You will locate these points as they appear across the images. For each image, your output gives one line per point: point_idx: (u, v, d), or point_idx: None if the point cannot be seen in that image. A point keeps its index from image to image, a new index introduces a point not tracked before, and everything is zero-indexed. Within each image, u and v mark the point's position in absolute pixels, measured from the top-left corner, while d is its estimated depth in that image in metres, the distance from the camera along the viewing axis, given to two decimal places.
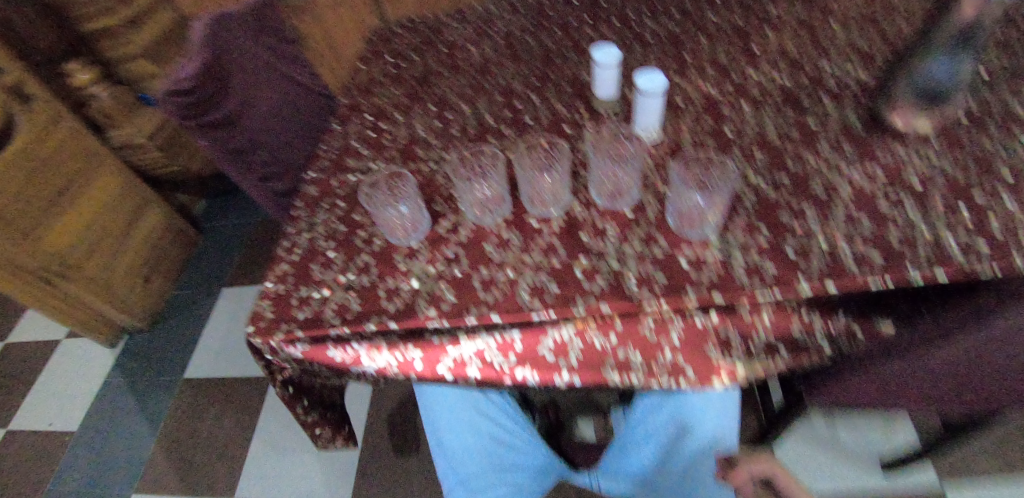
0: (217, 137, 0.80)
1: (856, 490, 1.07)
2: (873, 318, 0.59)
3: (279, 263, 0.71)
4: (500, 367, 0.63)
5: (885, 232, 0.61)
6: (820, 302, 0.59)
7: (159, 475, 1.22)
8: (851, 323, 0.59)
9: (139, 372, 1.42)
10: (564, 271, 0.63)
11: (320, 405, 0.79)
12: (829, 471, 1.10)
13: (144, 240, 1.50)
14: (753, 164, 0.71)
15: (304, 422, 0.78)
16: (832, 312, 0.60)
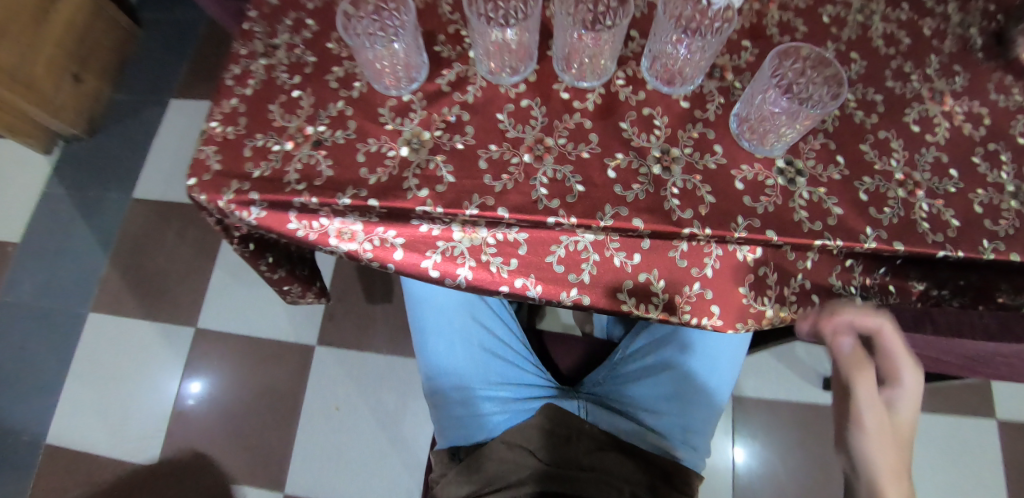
0: None
1: (797, 401, 1.15)
2: (912, 279, 0.55)
3: (228, 97, 0.54)
4: (497, 271, 0.53)
5: (969, 194, 0.52)
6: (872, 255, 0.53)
7: (109, 294, 1.09)
8: (888, 280, 0.55)
9: (69, 174, 1.16)
10: (594, 169, 0.50)
11: (290, 261, 0.66)
12: (779, 378, 1.16)
13: (69, 23, 1.06)
14: (846, 70, 0.57)
15: (271, 280, 0.66)
16: (872, 268, 0.55)
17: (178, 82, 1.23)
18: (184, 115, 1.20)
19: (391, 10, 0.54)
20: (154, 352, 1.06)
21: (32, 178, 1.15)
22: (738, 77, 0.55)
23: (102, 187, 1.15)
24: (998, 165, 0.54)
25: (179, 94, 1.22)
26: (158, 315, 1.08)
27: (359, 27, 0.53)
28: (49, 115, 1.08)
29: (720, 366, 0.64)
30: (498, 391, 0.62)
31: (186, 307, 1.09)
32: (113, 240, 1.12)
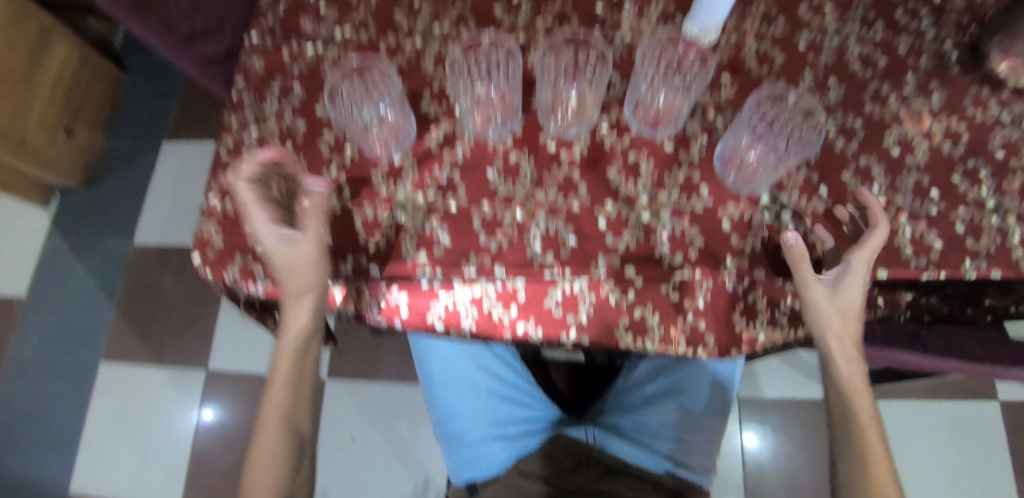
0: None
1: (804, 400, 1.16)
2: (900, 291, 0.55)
3: (223, 170, 0.56)
4: (499, 320, 0.54)
5: (950, 214, 0.54)
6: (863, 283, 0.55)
7: (119, 343, 1.10)
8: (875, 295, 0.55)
9: (73, 225, 1.17)
10: (584, 220, 0.53)
11: None
12: (784, 375, 1.17)
13: (57, 80, 1.06)
14: (824, 97, 0.58)
15: None
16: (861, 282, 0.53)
17: (170, 125, 1.24)
18: (180, 158, 1.22)
19: (373, 82, 0.57)
20: (169, 399, 1.06)
21: (35, 232, 1.16)
22: (720, 113, 0.57)
23: (102, 234, 1.17)
24: (978, 182, 0.55)
25: (172, 137, 1.23)
26: (168, 361, 1.08)
27: (347, 102, 0.56)
28: (46, 169, 1.09)
29: (719, 390, 0.65)
30: (508, 431, 0.64)
31: (195, 349, 1.09)
32: (119, 289, 1.13)
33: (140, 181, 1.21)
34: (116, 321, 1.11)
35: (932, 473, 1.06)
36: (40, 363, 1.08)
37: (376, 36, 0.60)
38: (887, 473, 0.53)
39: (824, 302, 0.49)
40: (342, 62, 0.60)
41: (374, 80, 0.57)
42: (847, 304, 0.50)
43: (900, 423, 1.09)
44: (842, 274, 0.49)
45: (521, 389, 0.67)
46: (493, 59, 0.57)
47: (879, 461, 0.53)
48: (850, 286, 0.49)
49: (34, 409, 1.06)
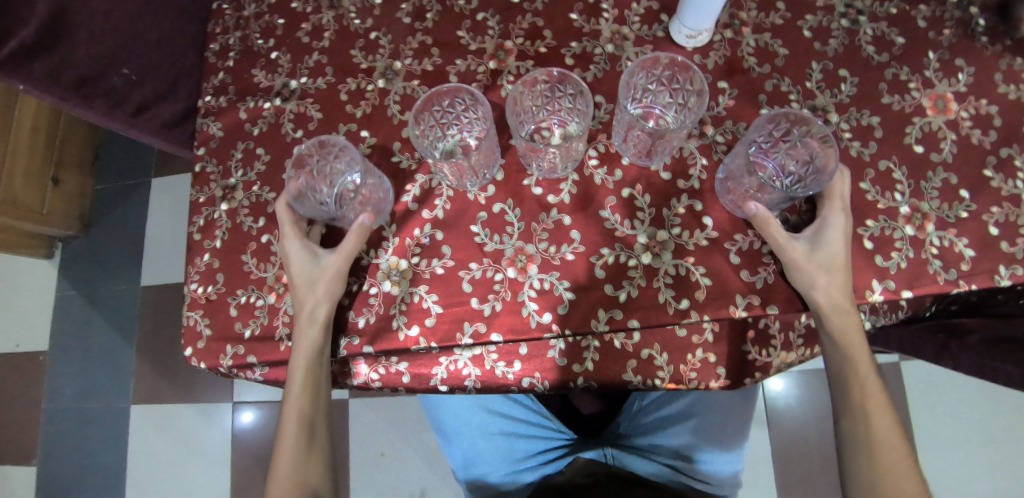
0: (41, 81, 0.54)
1: None
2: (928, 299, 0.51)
3: (200, 253, 0.55)
4: (503, 375, 0.52)
5: (982, 216, 0.48)
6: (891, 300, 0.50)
7: (146, 384, 1.12)
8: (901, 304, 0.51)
9: (81, 273, 1.18)
10: (578, 269, 0.49)
11: None
12: None
13: (33, 132, 1.02)
14: (834, 93, 0.51)
15: None
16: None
17: (155, 158, 1.21)
18: (172, 192, 1.20)
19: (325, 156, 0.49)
20: (201, 430, 1.10)
21: (46, 284, 1.18)
22: (718, 128, 0.51)
23: (110, 278, 1.17)
24: (1014, 173, 0.48)
25: (159, 172, 1.21)
26: (196, 396, 1.11)
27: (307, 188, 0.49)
28: (39, 223, 1.09)
29: (732, 407, 0.62)
30: (524, 466, 0.62)
31: (219, 383, 1.11)
32: (135, 331, 1.15)
33: (137, 220, 1.20)
34: (138, 364, 1.13)
35: (969, 433, 1.01)
36: (74, 410, 1.12)
37: (335, 81, 0.56)
38: (892, 439, 0.49)
39: (800, 260, 0.46)
40: (305, 118, 0.56)
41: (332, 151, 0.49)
42: (831, 258, 0.46)
43: (932, 385, 1.03)
44: (821, 228, 0.47)
45: (534, 422, 0.64)
46: (456, 104, 0.50)
47: (881, 421, 0.49)
48: (830, 240, 0.46)
49: (78, 454, 1.11)
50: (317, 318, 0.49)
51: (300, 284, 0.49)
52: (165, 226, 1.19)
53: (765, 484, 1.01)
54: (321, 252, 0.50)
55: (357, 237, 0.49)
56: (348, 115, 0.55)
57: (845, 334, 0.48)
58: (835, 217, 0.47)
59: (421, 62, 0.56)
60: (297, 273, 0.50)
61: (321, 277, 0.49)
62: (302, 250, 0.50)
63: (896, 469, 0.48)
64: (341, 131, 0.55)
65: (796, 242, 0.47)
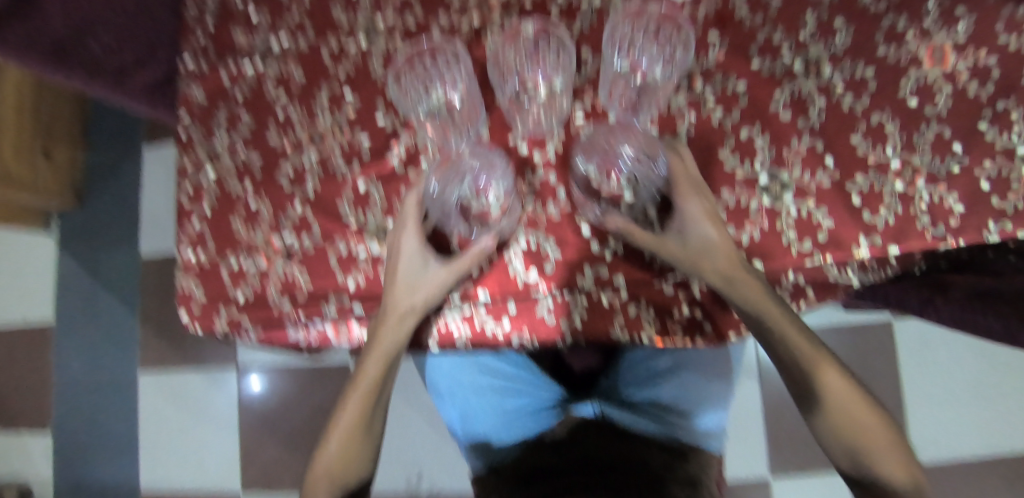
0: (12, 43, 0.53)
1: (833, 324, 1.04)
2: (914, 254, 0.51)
3: (189, 219, 0.55)
4: (493, 333, 0.52)
5: (974, 170, 0.47)
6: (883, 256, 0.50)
7: (151, 353, 1.14)
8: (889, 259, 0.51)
9: (80, 246, 1.19)
10: (564, 227, 0.50)
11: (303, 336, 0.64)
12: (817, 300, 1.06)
13: (19, 107, 0.99)
14: (828, 45, 0.50)
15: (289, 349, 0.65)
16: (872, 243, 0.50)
17: (145, 127, 1.19)
18: (164, 161, 1.18)
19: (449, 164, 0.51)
20: (207, 396, 1.13)
21: (46, 256, 1.19)
22: (708, 82, 0.50)
23: (109, 250, 1.18)
24: (1009, 126, 0.47)
25: (150, 141, 1.19)
26: (200, 362, 1.12)
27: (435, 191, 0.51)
28: (35, 198, 1.08)
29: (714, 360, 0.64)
30: (518, 419, 0.63)
31: (222, 351, 1.12)
32: (137, 301, 1.16)
33: (131, 190, 1.19)
34: (142, 333, 1.15)
35: (958, 389, 1.03)
36: (84, 378, 1.16)
37: (316, 42, 0.55)
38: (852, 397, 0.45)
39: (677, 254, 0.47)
40: (288, 80, 0.55)
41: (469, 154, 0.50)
42: (706, 242, 0.46)
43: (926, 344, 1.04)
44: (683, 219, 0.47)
45: (524, 378, 0.65)
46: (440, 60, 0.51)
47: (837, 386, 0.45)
48: (698, 227, 0.47)
49: (92, 420, 1.14)
50: (410, 320, 0.49)
51: (402, 288, 0.48)
52: (160, 196, 1.18)
53: (755, 441, 1.03)
54: (431, 260, 0.49)
55: (473, 257, 0.49)
56: (330, 76, 0.54)
57: (760, 311, 0.45)
58: (687, 203, 0.48)
59: (403, 17, 0.53)
60: (404, 277, 0.49)
61: (426, 285, 0.49)
62: (415, 255, 0.49)
63: (868, 430, 0.44)
64: (325, 93, 0.54)
65: (666, 239, 0.47)
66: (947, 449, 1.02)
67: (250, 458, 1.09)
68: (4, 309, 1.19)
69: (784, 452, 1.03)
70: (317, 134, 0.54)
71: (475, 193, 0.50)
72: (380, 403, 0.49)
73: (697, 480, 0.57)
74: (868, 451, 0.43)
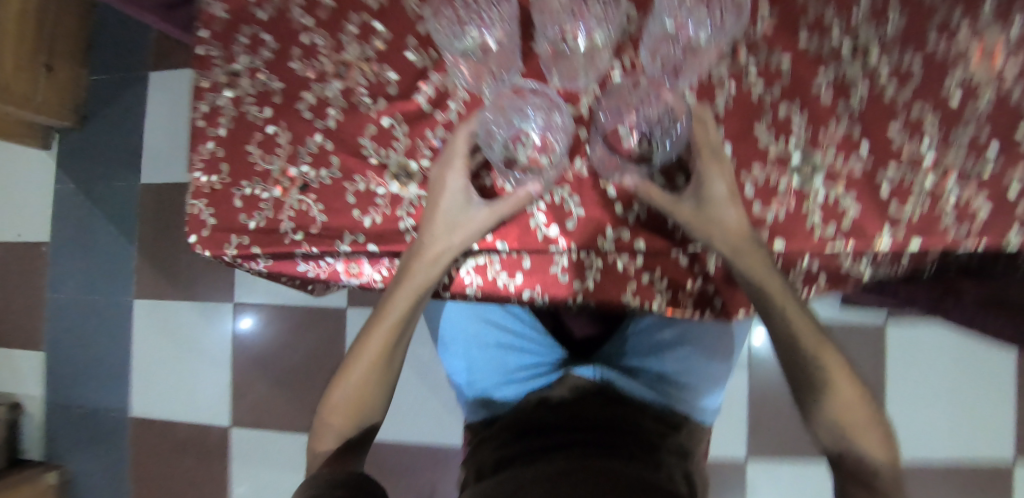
0: None
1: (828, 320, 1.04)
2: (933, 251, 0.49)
3: (204, 141, 0.53)
4: (505, 286, 0.55)
5: (1010, 173, 0.46)
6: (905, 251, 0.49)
7: (147, 282, 1.14)
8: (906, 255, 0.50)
9: (80, 165, 1.16)
10: (589, 186, 0.49)
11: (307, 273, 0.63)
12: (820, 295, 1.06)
13: (23, 12, 0.96)
14: (880, 28, 0.48)
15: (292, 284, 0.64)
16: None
17: (151, 48, 1.13)
18: (168, 87, 1.13)
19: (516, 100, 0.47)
20: (201, 330, 1.13)
21: (44, 172, 1.17)
22: (752, 54, 0.49)
23: (108, 172, 1.16)
24: None
25: (155, 67, 1.13)
26: (195, 296, 1.12)
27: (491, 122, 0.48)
28: (34, 112, 1.05)
29: (715, 340, 0.66)
30: (519, 374, 0.64)
31: (218, 288, 1.11)
32: (134, 229, 1.14)
33: (134, 112, 1.15)
34: (139, 260, 1.14)
35: None
36: (77, 300, 1.15)
37: None
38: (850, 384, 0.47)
39: (690, 218, 0.46)
40: (315, 5, 0.53)
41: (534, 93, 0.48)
42: (720, 207, 0.46)
43: None
44: (702, 183, 0.46)
45: (528, 338, 0.67)
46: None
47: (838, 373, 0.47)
48: (715, 192, 0.46)
49: (84, 341, 1.15)
50: (444, 260, 0.49)
51: (441, 225, 0.48)
52: (162, 121, 1.15)
53: (736, 420, 1.07)
54: (474, 200, 0.48)
55: (517, 201, 0.48)
56: (361, 5, 0.52)
57: (771, 292, 0.47)
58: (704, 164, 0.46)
59: None
60: (444, 214, 0.48)
61: (463, 225, 0.48)
62: (459, 192, 0.48)
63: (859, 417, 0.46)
64: (353, 23, 0.52)
65: (681, 202, 0.47)
66: None
67: (240, 396, 1.10)
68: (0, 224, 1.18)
69: (763, 436, 1.06)
70: (343, 65, 0.52)
71: (518, 136, 0.47)
72: (400, 343, 0.49)
73: (687, 451, 0.58)
74: (856, 433, 0.46)
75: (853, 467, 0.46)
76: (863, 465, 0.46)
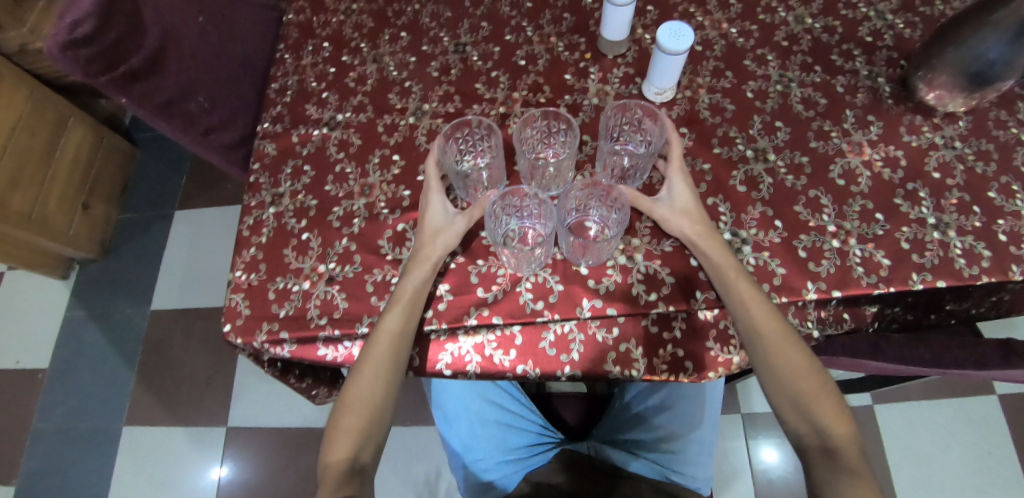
0: (141, 92, 0.66)
1: None
2: (863, 304, 0.60)
3: (247, 247, 0.64)
4: (500, 363, 0.60)
5: (895, 234, 0.59)
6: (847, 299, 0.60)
7: (143, 408, 1.15)
8: (842, 310, 0.60)
9: (96, 299, 1.25)
10: (567, 267, 0.61)
11: (315, 369, 0.68)
12: None
13: (74, 160, 1.18)
14: (772, 138, 0.65)
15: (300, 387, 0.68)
16: (824, 302, 0.60)
17: (180, 195, 1.34)
18: (190, 224, 1.31)
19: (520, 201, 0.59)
20: (192, 457, 1.11)
21: (56, 306, 1.25)
22: None
23: (122, 303, 1.24)
24: (919, 202, 0.60)
25: (183, 206, 1.33)
26: (189, 421, 1.13)
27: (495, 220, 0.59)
28: (65, 245, 1.18)
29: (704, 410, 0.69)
30: (519, 456, 0.67)
31: (215, 411, 1.14)
32: (139, 357, 1.19)
33: (158, 250, 1.29)
34: (138, 387, 1.17)
35: (937, 476, 1.07)
36: (65, 433, 1.14)
37: (373, 117, 0.69)
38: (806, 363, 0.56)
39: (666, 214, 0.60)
40: (347, 143, 0.68)
41: (526, 194, 0.59)
42: (686, 205, 0.60)
43: (900, 430, 1.11)
44: (671, 188, 0.61)
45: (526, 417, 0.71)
46: (474, 133, 0.64)
47: (798, 357, 0.56)
48: (679, 193, 0.61)
49: (62, 477, 1.11)
50: (434, 259, 0.58)
51: (428, 231, 0.59)
52: (183, 258, 1.28)
53: None
54: (450, 211, 0.61)
55: (480, 206, 0.60)
56: (383, 143, 0.67)
57: (732, 279, 0.56)
58: (677, 175, 0.62)
59: (445, 105, 0.69)
60: (427, 226, 0.60)
61: (444, 229, 0.59)
62: (437, 206, 0.60)
63: (815, 393, 0.55)
64: (377, 155, 0.67)
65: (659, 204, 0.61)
66: None
67: None
68: None
69: None
70: (367, 185, 0.65)
71: (524, 233, 0.61)
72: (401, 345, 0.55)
73: None
74: (818, 409, 0.55)
75: (817, 441, 0.55)
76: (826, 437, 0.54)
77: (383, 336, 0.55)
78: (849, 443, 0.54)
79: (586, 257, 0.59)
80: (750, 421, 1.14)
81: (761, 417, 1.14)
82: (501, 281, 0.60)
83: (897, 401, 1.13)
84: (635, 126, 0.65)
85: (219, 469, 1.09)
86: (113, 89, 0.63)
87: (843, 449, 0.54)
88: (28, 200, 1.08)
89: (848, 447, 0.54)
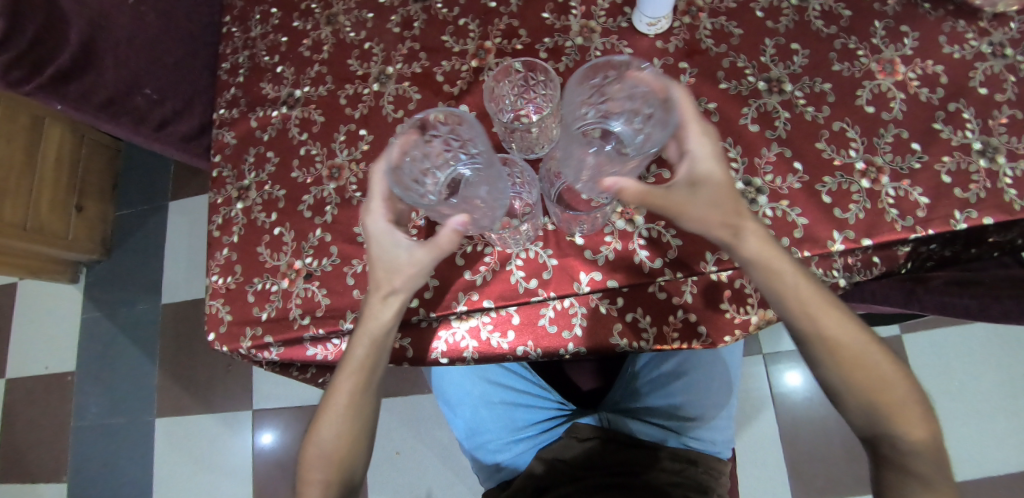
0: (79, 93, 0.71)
1: None
2: (895, 246, 0.52)
3: (220, 248, 0.60)
4: (499, 345, 0.56)
5: (935, 165, 0.51)
6: (882, 245, 0.52)
7: (170, 398, 1.19)
8: (872, 254, 0.53)
9: (108, 297, 1.26)
10: (560, 238, 0.55)
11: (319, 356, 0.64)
12: None
13: (58, 162, 1.14)
14: (787, 65, 0.56)
15: (304, 378, 0.63)
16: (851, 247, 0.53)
17: (171, 183, 1.31)
18: (186, 212, 1.28)
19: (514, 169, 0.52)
20: (223, 441, 1.15)
21: (74, 307, 1.27)
22: None
23: (135, 298, 1.25)
24: (962, 125, 0.51)
25: (175, 195, 1.30)
26: (215, 407, 1.16)
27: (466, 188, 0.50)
28: (64, 249, 1.18)
29: (718, 376, 0.66)
30: (527, 433, 0.67)
31: (238, 395, 1.16)
32: (159, 349, 1.22)
33: (160, 243, 1.28)
34: (162, 379, 1.20)
35: (975, 403, 1.02)
36: (104, 426, 1.19)
37: (334, 89, 0.62)
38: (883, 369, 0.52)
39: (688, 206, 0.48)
40: (309, 122, 0.62)
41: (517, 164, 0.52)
42: (714, 194, 0.49)
43: (934, 358, 1.05)
44: (691, 167, 0.49)
45: (532, 392, 0.69)
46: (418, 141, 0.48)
47: (870, 362, 0.51)
48: (704, 179, 0.49)
49: (108, 467, 1.17)
50: (393, 303, 0.52)
51: (382, 269, 0.51)
52: (185, 248, 1.26)
53: (775, 460, 1.06)
54: (402, 243, 0.51)
55: (450, 238, 0.48)
56: (347, 117, 0.61)
57: (791, 291, 0.49)
58: (699, 145, 0.48)
59: (411, 65, 0.61)
60: (378, 257, 0.52)
61: (402, 266, 0.51)
62: (387, 235, 0.51)
63: (895, 402, 0.51)
64: (342, 132, 0.60)
65: (675, 190, 0.48)
66: (973, 465, 1.00)
67: None
68: (28, 360, 1.25)
69: (806, 473, 1.05)
70: (336, 168, 0.59)
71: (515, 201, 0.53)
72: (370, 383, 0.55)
73: (707, 488, 0.58)
74: (893, 421, 0.51)
75: (889, 449, 0.52)
76: (896, 446, 0.51)
77: (344, 390, 0.55)
78: (927, 449, 0.51)
79: (580, 225, 0.53)
80: (773, 359, 1.10)
81: (784, 355, 1.10)
82: (491, 257, 0.55)
83: (932, 328, 1.06)
84: (605, 92, 0.49)
85: (250, 449, 1.13)
86: (46, 94, 0.69)
87: (920, 456, 0.51)
88: (20, 209, 1.07)
89: (926, 456, 0.51)
